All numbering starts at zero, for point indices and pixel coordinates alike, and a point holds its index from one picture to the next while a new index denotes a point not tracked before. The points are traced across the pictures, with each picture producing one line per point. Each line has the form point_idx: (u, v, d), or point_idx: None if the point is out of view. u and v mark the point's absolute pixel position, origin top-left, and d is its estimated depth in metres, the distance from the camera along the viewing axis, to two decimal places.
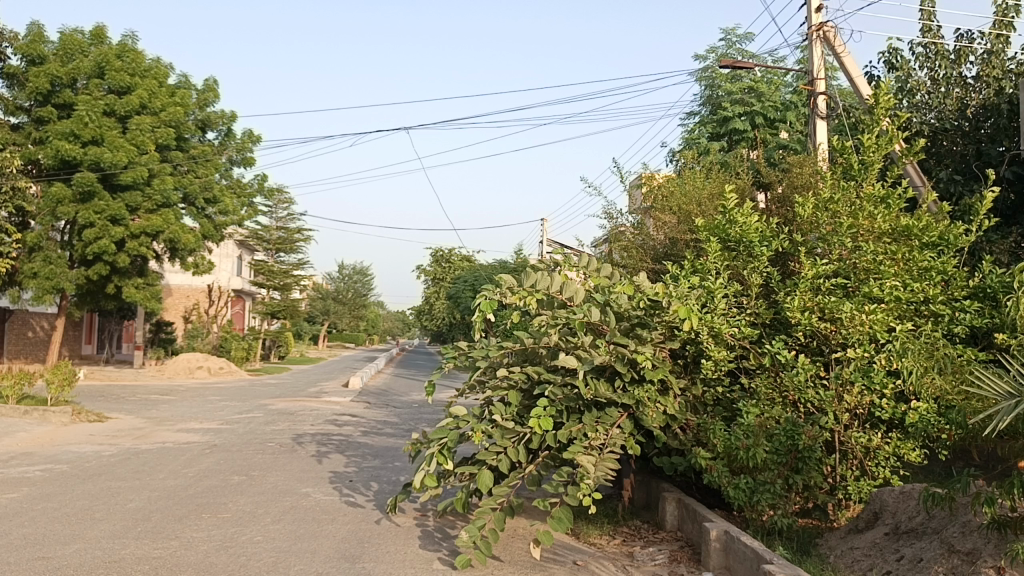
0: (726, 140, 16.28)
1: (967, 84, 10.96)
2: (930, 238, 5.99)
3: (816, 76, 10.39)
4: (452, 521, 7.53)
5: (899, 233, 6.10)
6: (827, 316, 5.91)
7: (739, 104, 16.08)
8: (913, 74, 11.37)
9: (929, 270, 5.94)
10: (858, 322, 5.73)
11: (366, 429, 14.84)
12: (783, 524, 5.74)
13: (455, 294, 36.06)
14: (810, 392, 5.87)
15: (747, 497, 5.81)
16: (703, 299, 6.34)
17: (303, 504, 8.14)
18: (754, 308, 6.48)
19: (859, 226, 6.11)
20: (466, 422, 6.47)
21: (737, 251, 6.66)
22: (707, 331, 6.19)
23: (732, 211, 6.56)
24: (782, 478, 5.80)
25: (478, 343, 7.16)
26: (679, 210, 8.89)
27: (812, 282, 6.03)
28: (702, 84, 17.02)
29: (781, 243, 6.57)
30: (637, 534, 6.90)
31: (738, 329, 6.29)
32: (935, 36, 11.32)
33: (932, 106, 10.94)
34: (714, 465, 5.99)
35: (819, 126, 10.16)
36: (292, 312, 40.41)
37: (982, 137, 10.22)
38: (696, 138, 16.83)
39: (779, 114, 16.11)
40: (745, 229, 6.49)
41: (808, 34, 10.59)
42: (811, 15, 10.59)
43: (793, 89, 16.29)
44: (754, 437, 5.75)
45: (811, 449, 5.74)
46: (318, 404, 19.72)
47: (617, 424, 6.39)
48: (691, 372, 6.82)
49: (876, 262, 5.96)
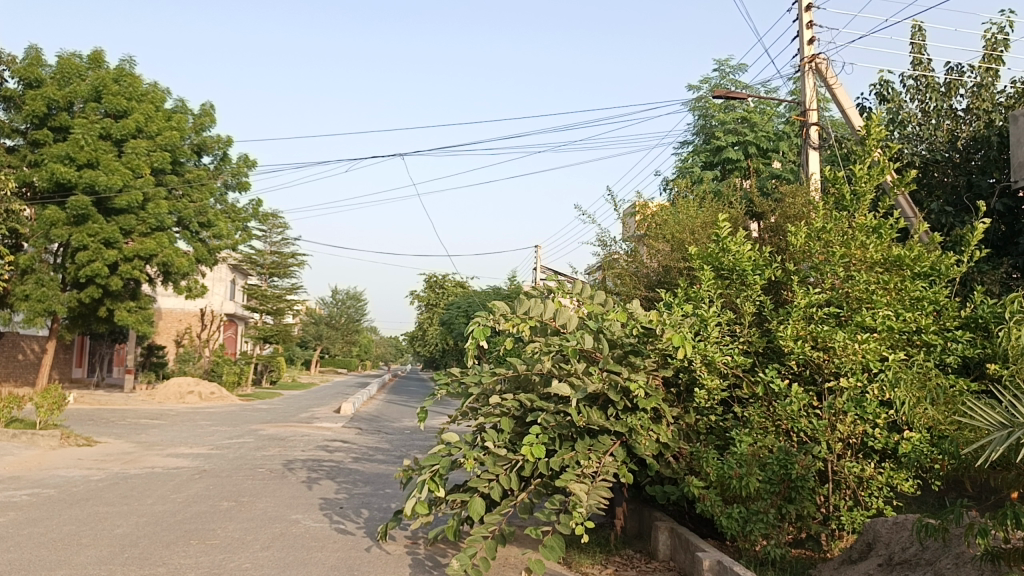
0: (720, 169, 16.37)
1: (958, 116, 11.08)
2: (922, 268, 6.01)
3: (808, 106, 10.49)
4: (443, 549, 7.47)
5: (891, 263, 6.13)
6: (820, 345, 5.90)
7: (732, 134, 16.21)
8: (904, 106, 11.48)
9: (921, 300, 5.96)
10: (851, 351, 5.72)
11: (357, 455, 14.76)
12: (777, 554, 5.70)
13: (448, 320, 35.97)
14: (804, 421, 5.84)
15: (740, 527, 5.79)
16: (697, 327, 6.32)
17: (293, 530, 8.06)
18: (748, 337, 6.48)
19: (852, 256, 6.14)
20: (458, 448, 6.44)
21: (730, 279, 6.67)
22: (701, 359, 6.18)
23: (725, 240, 6.58)
24: (775, 508, 5.80)
25: (471, 369, 7.13)
26: (672, 238, 8.92)
27: (805, 310, 6.01)
28: (696, 113, 17.15)
29: (773, 272, 6.60)
30: (629, 564, 6.84)
31: (731, 357, 6.27)
32: (925, 69, 11.44)
33: (924, 138, 11.04)
34: (707, 494, 5.97)
35: (812, 156, 10.22)
36: (285, 337, 40.27)
37: (972, 168, 10.33)
38: (690, 166, 16.95)
39: (772, 143, 16.23)
40: (738, 257, 6.50)
41: (800, 66, 10.71)
42: (804, 46, 10.72)
43: (786, 120, 16.43)
44: (747, 466, 5.71)
45: (803, 478, 5.76)
46: (310, 430, 19.60)
47: (610, 451, 6.37)
48: (684, 400, 6.81)
49: (869, 291, 5.99)
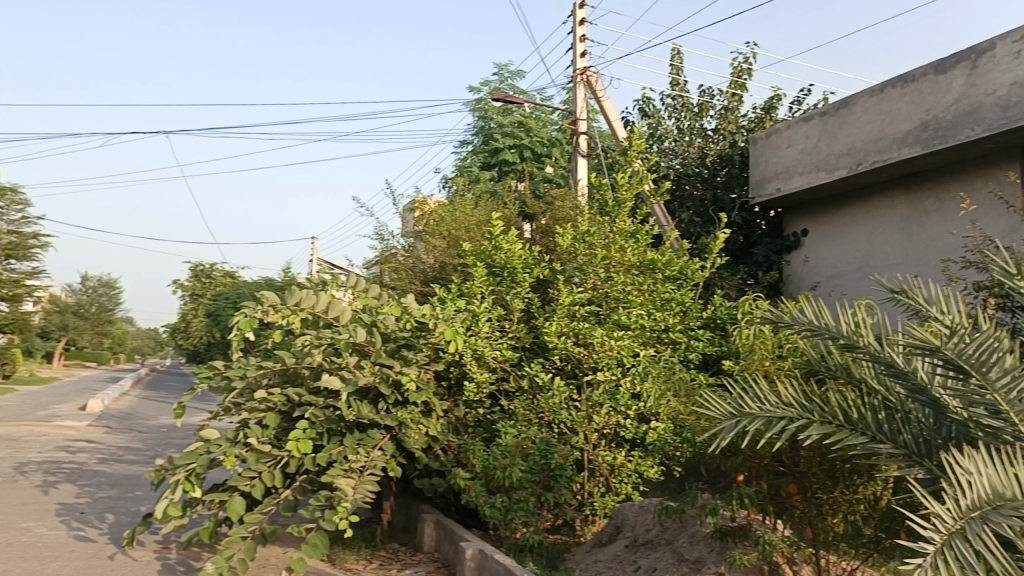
0: (496, 170, 16.76)
1: (707, 135, 12.01)
2: (671, 272, 6.65)
3: (579, 116, 11.04)
4: (198, 552, 7.06)
5: (646, 266, 6.66)
6: (581, 341, 6.26)
7: (509, 137, 16.73)
8: (663, 123, 12.29)
9: (670, 301, 6.54)
10: (608, 346, 6.14)
11: (104, 456, 13.56)
12: (535, 540, 5.95)
13: (214, 312, 34.04)
14: (564, 413, 6.12)
15: (502, 516, 6.00)
16: (468, 323, 6.51)
17: (22, 540, 7.24)
18: (516, 332, 6.71)
19: (612, 258, 6.55)
20: (218, 446, 6.08)
21: (501, 276, 6.86)
22: (471, 353, 6.39)
23: (498, 238, 6.82)
24: (535, 496, 6.06)
25: (235, 362, 6.79)
26: (447, 235, 9.06)
27: (568, 308, 6.38)
28: (476, 114, 17.55)
29: (541, 271, 6.89)
30: (394, 557, 6.85)
31: (500, 352, 6.49)
32: (681, 90, 12.43)
33: (678, 153, 11.95)
34: (472, 485, 6.17)
35: (580, 163, 10.76)
36: (22, 327, 36.13)
37: (718, 184, 11.60)
38: (468, 165, 17.32)
39: (546, 149, 16.97)
40: (509, 255, 6.75)
41: (573, 77, 11.28)
42: (577, 59, 11.29)
43: (559, 128, 17.24)
44: (510, 457, 5.91)
45: (562, 467, 5.97)
46: (49, 430, 17.72)
47: (379, 446, 6.36)
48: (454, 395, 6.91)
49: (625, 292, 6.44)
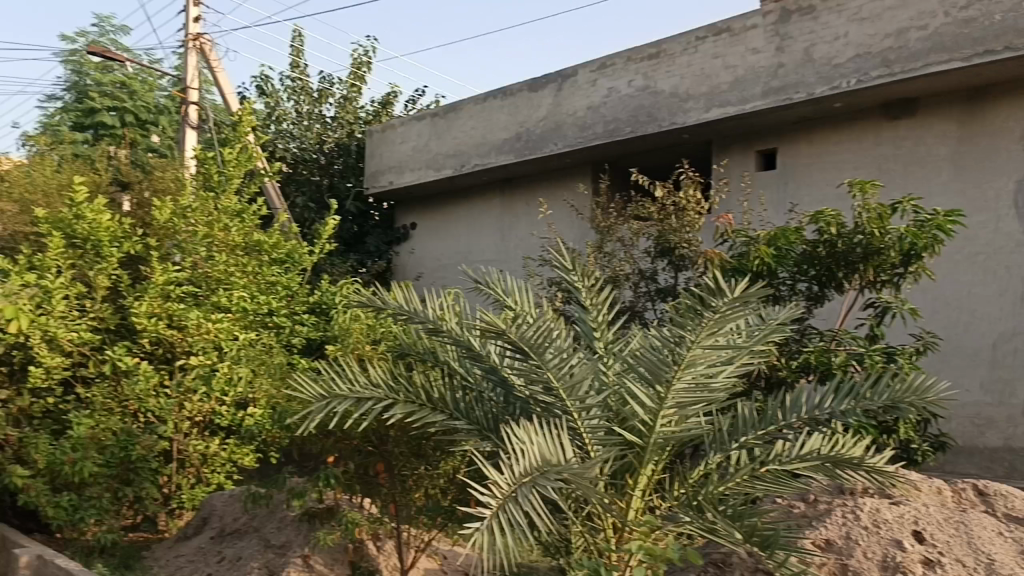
0: (90, 133, 14.95)
1: (326, 122, 11.94)
2: (277, 255, 6.52)
3: (189, 84, 10.30)
4: None
5: (251, 248, 6.45)
6: (174, 323, 5.83)
7: (108, 97, 15.05)
8: (280, 104, 11.93)
9: (274, 284, 6.42)
10: (203, 329, 5.80)
11: None
12: (108, 540, 5.47)
13: None
14: (151, 401, 5.68)
15: (68, 516, 5.45)
16: (39, 300, 5.69)
17: None
18: (98, 312, 6.01)
19: (214, 236, 6.22)
20: None
21: (83, 249, 6.10)
22: (40, 335, 5.65)
23: (80, 206, 6.03)
24: (110, 492, 5.60)
25: None
26: (18, 198, 7.85)
27: (162, 288, 5.83)
28: (67, 67, 15.49)
29: (133, 245, 6.21)
30: None
31: (76, 333, 5.79)
32: (301, 73, 12.19)
33: (296, 136, 11.76)
34: (32, 484, 5.43)
35: (188, 135, 10.06)
36: None
37: (334, 172, 11.75)
38: (55, 123, 15.19)
39: (151, 116, 15.57)
40: (93, 225, 6.00)
41: (184, 41, 10.50)
42: (189, 22, 10.53)
43: (168, 95, 15.94)
44: (82, 450, 5.39)
45: (144, 459, 5.60)
46: None
47: None
48: (18, 381, 5.97)
49: (227, 273, 6.14)
